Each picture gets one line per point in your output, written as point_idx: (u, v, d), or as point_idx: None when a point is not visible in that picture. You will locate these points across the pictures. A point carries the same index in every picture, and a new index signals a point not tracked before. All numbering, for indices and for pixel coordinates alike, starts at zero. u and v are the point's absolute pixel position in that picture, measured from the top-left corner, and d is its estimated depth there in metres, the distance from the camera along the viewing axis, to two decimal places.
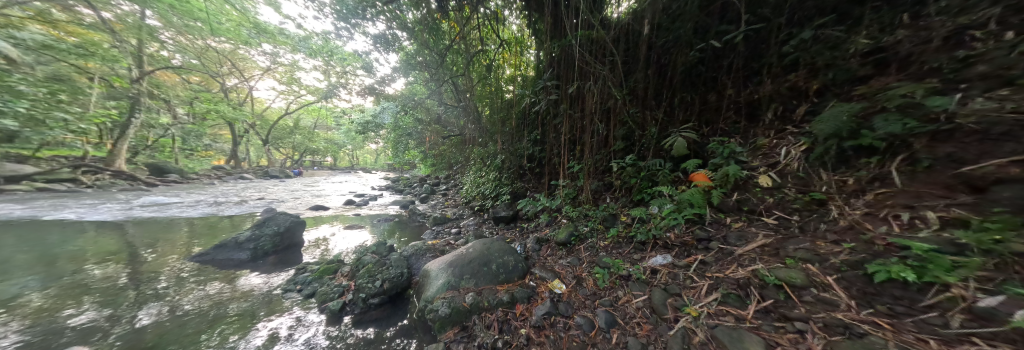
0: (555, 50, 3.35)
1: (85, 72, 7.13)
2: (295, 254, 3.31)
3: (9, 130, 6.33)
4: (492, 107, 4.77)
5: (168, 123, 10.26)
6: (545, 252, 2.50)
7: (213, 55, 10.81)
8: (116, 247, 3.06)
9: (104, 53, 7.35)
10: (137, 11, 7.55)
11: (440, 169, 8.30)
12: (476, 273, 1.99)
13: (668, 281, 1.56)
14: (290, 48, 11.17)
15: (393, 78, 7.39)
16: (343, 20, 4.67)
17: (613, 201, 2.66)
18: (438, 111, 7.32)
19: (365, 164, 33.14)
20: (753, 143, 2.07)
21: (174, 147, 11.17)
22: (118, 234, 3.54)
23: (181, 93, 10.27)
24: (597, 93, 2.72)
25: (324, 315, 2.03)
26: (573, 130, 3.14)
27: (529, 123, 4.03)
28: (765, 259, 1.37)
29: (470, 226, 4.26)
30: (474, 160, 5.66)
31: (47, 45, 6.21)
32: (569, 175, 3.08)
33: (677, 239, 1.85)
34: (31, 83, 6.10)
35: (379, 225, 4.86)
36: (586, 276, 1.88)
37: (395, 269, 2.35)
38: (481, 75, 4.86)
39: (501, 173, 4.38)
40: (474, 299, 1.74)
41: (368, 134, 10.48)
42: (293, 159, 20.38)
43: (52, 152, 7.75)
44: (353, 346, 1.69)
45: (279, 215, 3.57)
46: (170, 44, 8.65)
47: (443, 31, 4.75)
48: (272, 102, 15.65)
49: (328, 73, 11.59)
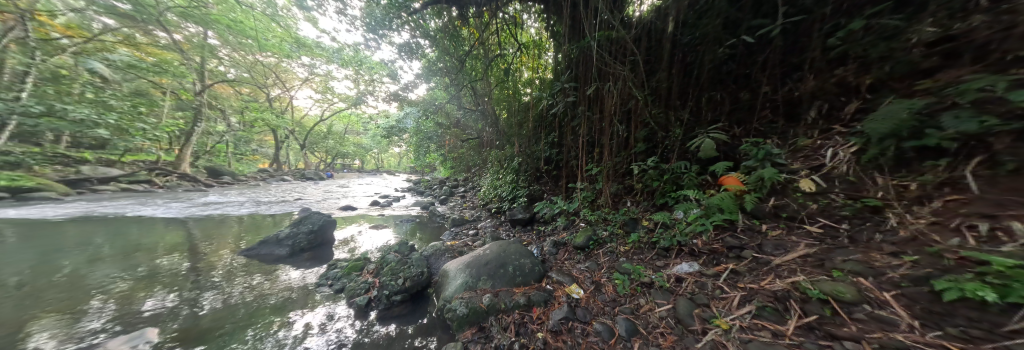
0: (574, 52, 3.36)
1: (159, 87, 8.34)
2: (327, 251, 3.56)
3: (103, 138, 7.47)
4: (510, 110, 4.85)
5: (223, 130, 11.52)
6: (562, 255, 2.47)
7: (260, 68, 12.01)
8: (180, 241, 3.48)
9: (175, 70, 8.31)
10: (201, 33, 8.47)
11: (458, 172, 8.53)
12: (493, 274, 2.01)
13: (694, 290, 1.47)
14: (326, 60, 12.12)
15: (415, 84, 7.69)
16: (371, 32, 4.96)
17: (634, 205, 2.57)
18: (457, 116, 7.52)
19: (389, 167, 34.86)
20: (794, 144, 1.90)
21: (228, 152, 12.52)
22: (182, 229, 4.01)
23: (234, 104, 11.53)
24: (617, 94, 2.65)
25: (352, 309, 2.15)
26: (592, 133, 3.10)
27: (546, 125, 4.05)
28: (808, 271, 1.25)
29: (487, 227, 4.32)
30: (491, 162, 5.75)
31: (131, 65, 7.31)
32: (587, 178, 3.03)
33: (705, 247, 1.75)
34: (117, 97, 7.24)
35: (402, 225, 5.08)
36: (606, 282, 1.82)
37: (417, 268, 2.44)
38: (500, 79, 4.97)
39: (518, 176, 4.42)
40: (491, 300, 1.76)
41: (393, 139, 11.04)
42: (326, 162, 21.96)
43: (133, 157, 9.02)
44: (378, 340, 1.77)
45: (314, 214, 3.85)
46: (226, 59, 9.74)
47: (463, 38, 4.92)
48: (309, 110, 17.03)
49: (358, 81, 12.38)
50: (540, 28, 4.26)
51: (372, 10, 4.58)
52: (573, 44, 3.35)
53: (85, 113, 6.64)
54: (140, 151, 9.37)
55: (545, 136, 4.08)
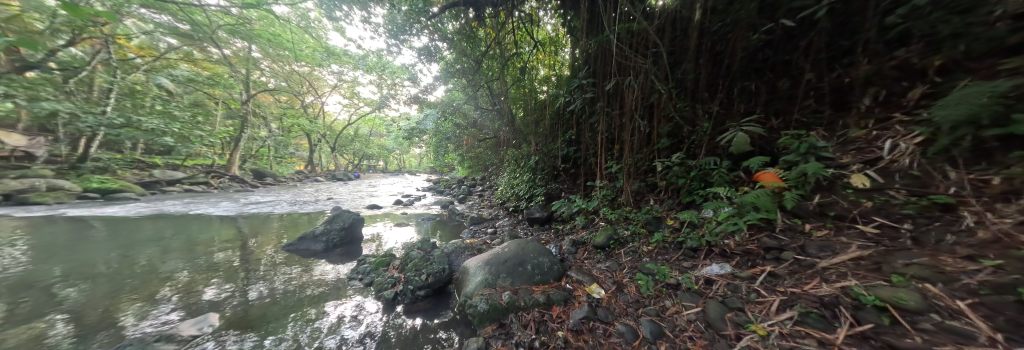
0: (592, 46, 3.27)
1: (213, 97, 9.63)
2: (356, 247, 3.78)
3: (169, 145, 8.49)
4: (526, 108, 4.86)
5: (265, 135, 12.63)
6: (581, 255, 2.43)
7: (296, 77, 13.01)
8: (232, 237, 3.87)
9: (225, 82, 9.45)
10: (247, 47, 9.26)
11: (476, 171, 8.68)
12: (512, 272, 2.03)
13: (726, 293, 1.39)
14: (352, 66, 12.85)
15: (434, 86, 7.91)
16: (393, 38, 5.17)
17: (658, 203, 2.47)
18: (474, 116, 7.65)
19: (411, 167, 36.26)
20: (843, 136, 1.73)
21: (269, 155, 13.70)
22: (233, 226, 4.46)
23: (274, 111, 12.61)
24: (638, 88, 2.56)
25: (380, 302, 2.28)
26: (613, 129, 3.02)
27: (563, 123, 4.02)
28: (861, 275, 1.13)
29: (505, 226, 4.35)
30: (508, 161, 5.78)
31: (189, 78, 8.56)
32: (607, 175, 2.97)
33: (737, 248, 1.64)
34: (178, 107, 8.21)
35: (423, 223, 5.27)
36: (628, 283, 1.77)
37: (438, 265, 2.52)
38: (516, 78, 5.01)
39: (535, 174, 4.41)
40: (510, 297, 1.78)
41: (414, 140, 11.47)
42: (354, 164, 23.31)
43: (193, 161, 10.16)
44: (405, 332, 1.85)
45: (344, 213, 4.11)
46: (267, 70, 10.66)
47: (479, 39, 4.95)
48: (339, 115, 18.16)
49: (381, 85, 12.99)
50: (556, 24, 4.23)
51: (393, 17, 4.79)
52: (591, 39, 3.26)
53: (156, 123, 7.61)
54: (198, 156, 10.54)
55: (563, 134, 4.05)
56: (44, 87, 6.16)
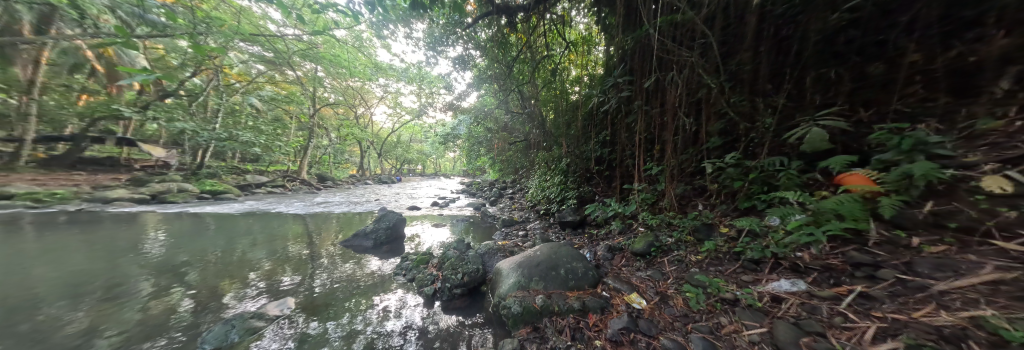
0: (630, 42, 3.13)
1: (288, 112, 11.39)
2: (399, 245, 4.10)
3: (257, 153, 10.21)
4: (557, 110, 4.82)
5: (326, 144, 14.45)
6: (618, 261, 2.31)
7: (352, 92, 14.70)
8: (300, 233, 4.49)
9: (296, 99, 11.09)
10: (313, 68, 10.77)
11: (506, 174, 8.82)
12: (545, 276, 2.01)
13: (800, 313, 1.19)
14: (396, 79, 14.08)
15: (467, 93, 8.25)
16: (432, 49, 5.58)
17: (708, 209, 2.24)
18: (505, 120, 7.80)
19: (447, 171, 38.22)
20: (971, 128, 1.30)
21: (329, 161, 15.64)
22: (301, 223, 5.16)
23: (333, 122, 14.40)
24: (682, 83, 2.39)
25: (420, 298, 2.43)
26: (654, 128, 2.88)
27: (596, 123, 3.94)
28: (1005, 305, 0.83)
29: (536, 229, 4.33)
30: (539, 164, 5.76)
31: (272, 97, 10.30)
32: (646, 178, 2.83)
33: (815, 262, 1.41)
34: (261, 122, 9.97)
35: (458, 224, 5.50)
36: (674, 294, 1.63)
37: (473, 265, 2.61)
38: (546, 80, 5.04)
39: (567, 177, 4.32)
40: (544, 301, 1.76)
41: (449, 144, 12.09)
42: (398, 168, 25.37)
43: (273, 167, 12.06)
44: (444, 327, 1.95)
45: (389, 213, 4.48)
46: (329, 87, 12.25)
47: (511, 44, 5.04)
48: (385, 124, 19.99)
49: (420, 94, 13.98)
50: (589, 22, 4.16)
51: (432, 30, 5.21)
52: (628, 34, 3.12)
53: (249, 136, 9.27)
54: (277, 162, 12.49)
55: (597, 134, 3.94)
56: (177, 112, 8.07)
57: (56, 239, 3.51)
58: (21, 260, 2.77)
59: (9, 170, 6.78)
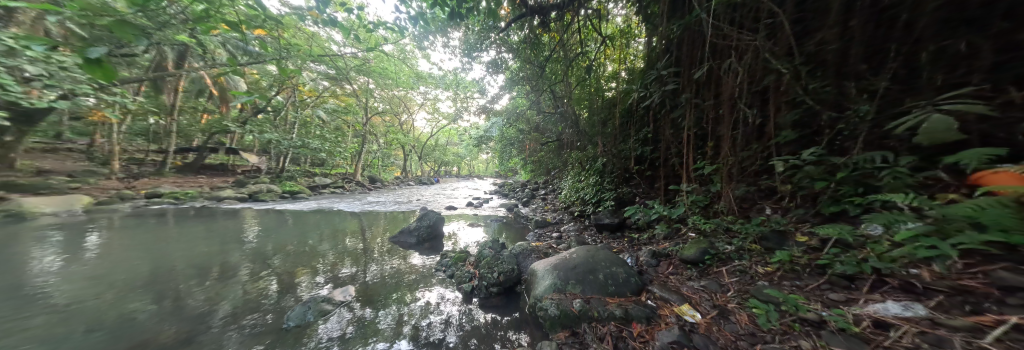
0: (677, 30, 2.90)
1: (345, 121, 12.91)
2: (438, 242, 4.35)
3: (322, 158, 11.79)
4: (592, 108, 4.66)
5: (376, 149, 16.03)
6: (665, 269, 2.17)
7: (397, 100, 16.08)
8: (355, 229, 5.04)
9: (352, 109, 12.52)
10: (365, 81, 12.06)
11: (539, 175, 8.80)
12: (583, 280, 1.95)
13: (919, 346, 0.90)
14: (434, 86, 15.00)
15: (500, 95, 8.41)
16: (467, 55, 5.84)
17: (778, 214, 1.95)
18: (537, 120, 7.79)
19: (480, 172, 39.52)
20: None
21: (378, 164, 17.31)
22: (355, 221, 5.79)
23: (381, 129, 15.89)
24: (743, 70, 2.13)
25: (459, 293, 2.55)
26: (705, 122, 2.65)
27: (636, 120, 3.74)
28: None
29: (571, 231, 4.22)
30: (572, 164, 5.64)
31: (334, 109, 11.80)
32: (696, 178, 2.62)
33: (939, 282, 1.09)
34: (325, 131, 11.46)
35: (491, 224, 5.63)
36: (737, 310, 1.45)
37: (507, 264, 2.65)
38: (581, 78, 4.94)
39: (603, 177, 4.18)
40: (583, 306, 1.70)
41: (482, 146, 12.48)
42: (436, 169, 27.00)
43: (333, 170, 13.77)
44: (482, 323, 2.01)
45: (430, 212, 4.78)
46: (378, 97, 13.57)
47: (544, 44, 5.00)
48: (425, 128, 21.43)
49: (456, 100, 14.68)
50: (628, 14, 3.98)
51: (468, 37, 5.45)
52: (675, 21, 2.88)
53: (317, 143, 10.76)
54: (336, 166, 14.22)
55: (637, 132, 3.76)
56: (265, 125, 9.91)
57: (187, 228, 4.50)
58: (166, 244, 3.60)
59: (158, 174, 8.89)
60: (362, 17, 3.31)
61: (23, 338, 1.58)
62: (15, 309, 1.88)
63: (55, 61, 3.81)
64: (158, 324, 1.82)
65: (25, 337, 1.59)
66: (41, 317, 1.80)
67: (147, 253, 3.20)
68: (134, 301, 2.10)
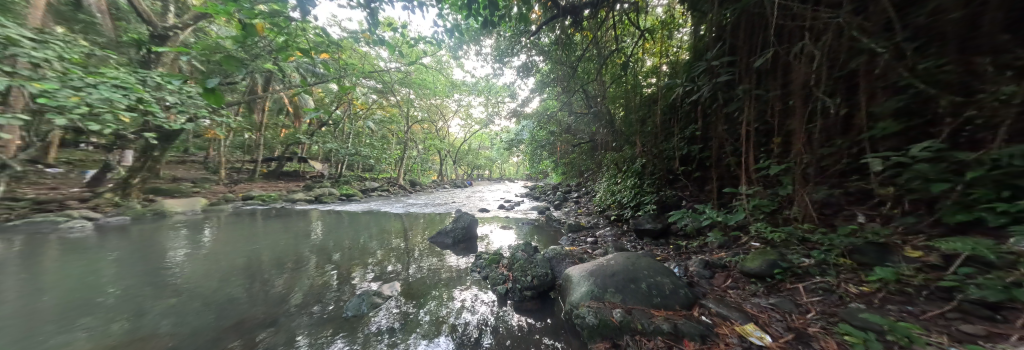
0: (731, 16, 2.63)
1: (389, 130, 14.14)
2: (472, 244, 4.49)
3: (370, 163, 13.04)
4: (630, 106, 4.43)
5: (415, 154, 17.25)
6: (723, 283, 1.96)
7: (434, 108, 17.14)
8: (398, 229, 5.46)
9: (396, 119, 13.69)
10: (407, 93, 13.12)
11: (571, 177, 8.61)
12: (623, 288, 1.84)
13: None
14: (467, 93, 15.69)
15: (530, 99, 8.44)
16: (499, 61, 6.00)
17: (875, 222, 1.62)
18: (569, 122, 7.66)
19: (511, 175, 40.15)
20: None
21: (418, 169, 18.57)
22: (398, 221, 6.28)
23: (420, 136, 17.07)
24: (820, 53, 1.84)
25: (493, 295, 2.58)
26: (768, 116, 2.33)
27: (681, 117, 3.47)
28: None
29: (607, 236, 4.03)
30: (608, 165, 5.41)
31: (381, 119, 13.04)
32: (760, 180, 2.32)
33: None
34: (373, 140, 12.68)
35: (523, 227, 5.63)
36: (821, 335, 1.21)
37: (541, 269, 2.63)
38: (617, 76, 4.75)
39: (642, 180, 3.96)
40: (623, 317, 1.60)
41: (513, 150, 12.64)
42: (469, 173, 28.07)
43: (380, 175, 15.15)
44: (517, 326, 2.01)
45: (464, 214, 4.95)
46: (418, 106, 14.64)
47: (576, 43, 4.91)
48: (458, 134, 22.46)
49: (488, 105, 15.15)
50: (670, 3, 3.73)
51: (499, 44, 5.61)
52: (728, 6, 2.61)
53: (366, 151, 11.98)
54: (382, 171, 15.62)
55: (682, 130, 3.50)
56: (326, 136, 11.34)
57: (270, 226, 5.31)
58: (254, 238, 4.31)
59: (248, 180, 10.72)
60: (404, 34, 3.61)
61: (163, 311, 2.02)
62: (157, 288, 2.40)
63: (186, 91, 4.86)
64: (250, 306, 2.19)
65: (164, 310, 2.03)
66: (173, 295, 2.27)
67: (242, 246, 3.86)
68: (234, 285, 2.55)
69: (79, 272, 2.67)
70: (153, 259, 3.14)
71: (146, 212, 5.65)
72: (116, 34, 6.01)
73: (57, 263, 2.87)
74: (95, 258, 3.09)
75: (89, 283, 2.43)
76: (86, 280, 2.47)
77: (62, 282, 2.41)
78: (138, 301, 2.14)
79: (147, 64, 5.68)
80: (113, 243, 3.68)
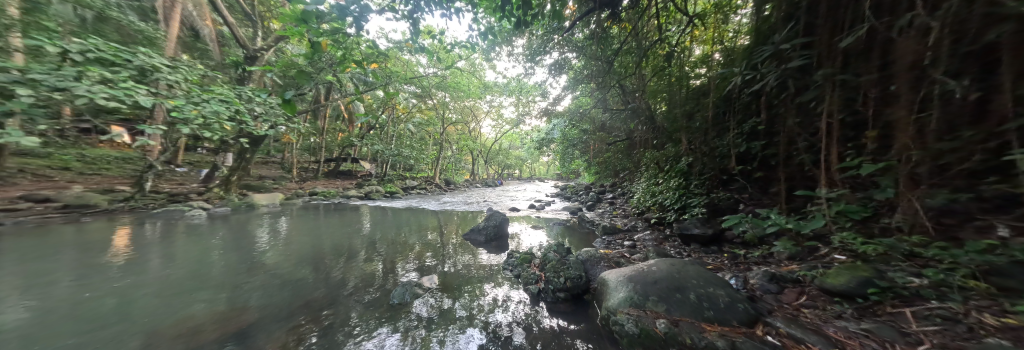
0: None
1: (427, 132, 15.07)
2: (504, 242, 4.56)
3: (410, 163, 14.03)
4: (675, 100, 4.16)
5: (449, 154, 18.11)
6: (797, 303, 1.70)
7: (467, 110, 17.82)
8: (434, 225, 5.78)
9: (432, 121, 14.53)
10: (442, 96, 13.85)
11: (605, 176, 8.27)
12: (667, 298, 1.71)
13: None
14: (498, 94, 16.01)
15: (562, 97, 8.28)
16: (531, 60, 6.01)
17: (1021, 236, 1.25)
18: (603, 118, 7.36)
19: (542, 175, 40.02)
20: None
21: (452, 168, 19.46)
22: (434, 218, 6.63)
23: (454, 137, 17.87)
24: (933, 25, 1.48)
25: (525, 294, 2.58)
26: (858, 105, 1.93)
27: (739, 111, 3.12)
28: None
29: (647, 240, 3.75)
30: (648, 164, 5.08)
31: (420, 122, 13.96)
32: (846, 182, 1.96)
33: None
34: (412, 141, 13.63)
35: (554, 227, 5.54)
36: None
37: (575, 271, 2.56)
38: (659, 68, 4.43)
39: (690, 180, 3.71)
40: (669, 328, 1.47)
41: (544, 149, 12.55)
42: (500, 172, 28.64)
43: (418, 174, 16.20)
44: (550, 327, 1.97)
45: (496, 213, 5.02)
46: (453, 108, 15.35)
47: (613, 37, 4.69)
48: (490, 134, 23.00)
49: (519, 105, 15.26)
50: None
51: (531, 43, 5.61)
52: None
53: (407, 152, 12.92)
54: (420, 170, 16.69)
55: (739, 124, 3.13)
56: (373, 139, 12.49)
57: (329, 219, 6.04)
58: (317, 229, 4.92)
59: (312, 178, 12.32)
60: (442, 41, 3.78)
61: (253, 286, 2.43)
62: (249, 267, 2.89)
63: (268, 103, 5.76)
64: (316, 287, 2.51)
65: (254, 286, 2.43)
66: (260, 274, 2.71)
67: (309, 235, 4.45)
68: (304, 269, 2.96)
69: (197, 251, 3.33)
70: (246, 243, 3.80)
71: (241, 203, 6.83)
72: (220, 58, 7.37)
73: (184, 243, 3.63)
74: (208, 240, 3.84)
75: (204, 260, 3.02)
76: (202, 258, 3.07)
77: (187, 259, 3.03)
78: (236, 277, 2.60)
79: (242, 81, 6.87)
80: (216, 229, 4.50)
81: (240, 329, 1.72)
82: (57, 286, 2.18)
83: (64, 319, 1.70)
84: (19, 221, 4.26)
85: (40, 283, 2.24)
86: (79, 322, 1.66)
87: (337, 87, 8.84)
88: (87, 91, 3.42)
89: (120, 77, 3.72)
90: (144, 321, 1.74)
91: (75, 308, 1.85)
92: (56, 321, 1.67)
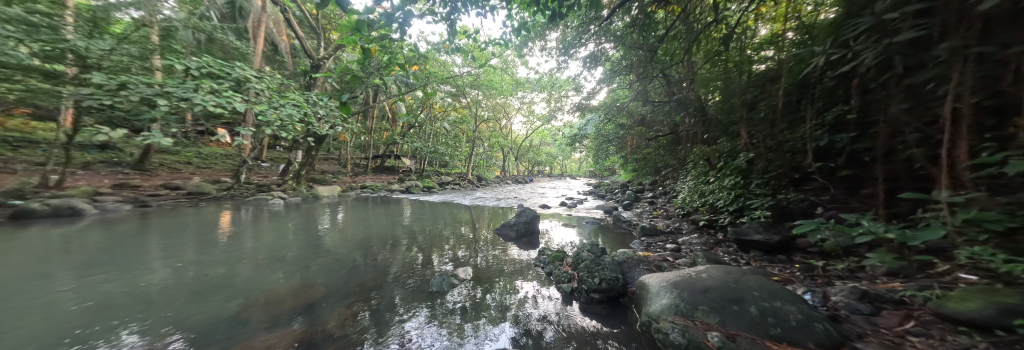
0: None
1: (461, 130, 15.66)
2: (536, 239, 4.56)
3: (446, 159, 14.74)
4: (734, 88, 3.69)
5: (482, 151, 18.60)
6: (902, 331, 1.37)
7: (499, 107, 18.08)
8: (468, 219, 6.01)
9: (466, 119, 15.05)
10: (476, 94, 14.21)
11: (644, 174, 7.74)
12: (721, 309, 1.53)
13: None
14: (530, 90, 15.93)
15: (597, 91, 7.93)
16: (565, 53, 5.85)
17: None
18: (644, 111, 6.86)
19: (574, 172, 39.03)
20: None
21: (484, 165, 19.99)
22: (468, 212, 6.89)
23: (486, 134, 18.28)
24: None
25: (557, 292, 2.54)
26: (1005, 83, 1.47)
27: (817, 98, 2.64)
28: None
29: (694, 244, 3.43)
30: (697, 160, 4.62)
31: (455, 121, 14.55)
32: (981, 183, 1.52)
33: None
34: (447, 138, 14.27)
35: (586, 226, 5.36)
36: None
37: (611, 272, 2.43)
38: (712, 53, 3.96)
39: (750, 179, 3.38)
40: (721, 342, 1.31)
41: (577, 145, 12.18)
42: (531, 169, 28.59)
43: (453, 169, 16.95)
44: (583, 327, 1.91)
45: (526, 209, 5.01)
46: (486, 106, 15.70)
47: (657, 22, 4.33)
48: (521, 131, 23.04)
49: (551, 100, 14.99)
50: None
51: (565, 35, 5.45)
52: None
53: (443, 149, 13.58)
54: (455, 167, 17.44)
55: (819, 114, 2.65)
56: (412, 137, 13.38)
57: (376, 210, 6.64)
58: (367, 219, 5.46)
59: (362, 172, 13.67)
60: (477, 40, 3.85)
61: (318, 266, 2.76)
62: (314, 250, 3.30)
63: (328, 106, 6.51)
64: (367, 272, 2.75)
65: (318, 266, 2.77)
66: (323, 256, 3.08)
67: (361, 224, 4.95)
68: (357, 254, 3.28)
69: (277, 233, 3.93)
70: (312, 228, 4.36)
71: (308, 194, 7.90)
72: (291, 68, 8.51)
73: (267, 226, 4.32)
74: (284, 225, 4.50)
75: (281, 241, 3.55)
76: (280, 240, 3.60)
77: (270, 240, 3.59)
78: (306, 257, 3.00)
79: (307, 88, 7.88)
80: (288, 216, 5.24)
81: (308, 303, 1.96)
82: (183, 255, 2.75)
83: (189, 282, 2.12)
84: (160, 203, 5.49)
85: (173, 252, 2.85)
86: (198, 285, 2.06)
87: (382, 89, 9.63)
88: (201, 100, 4.24)
89: (223, 88, 4.53)
90: (240, 289, 2.08)
91: (196, 273, 2.32)
92: (184, 283, 2.09)
